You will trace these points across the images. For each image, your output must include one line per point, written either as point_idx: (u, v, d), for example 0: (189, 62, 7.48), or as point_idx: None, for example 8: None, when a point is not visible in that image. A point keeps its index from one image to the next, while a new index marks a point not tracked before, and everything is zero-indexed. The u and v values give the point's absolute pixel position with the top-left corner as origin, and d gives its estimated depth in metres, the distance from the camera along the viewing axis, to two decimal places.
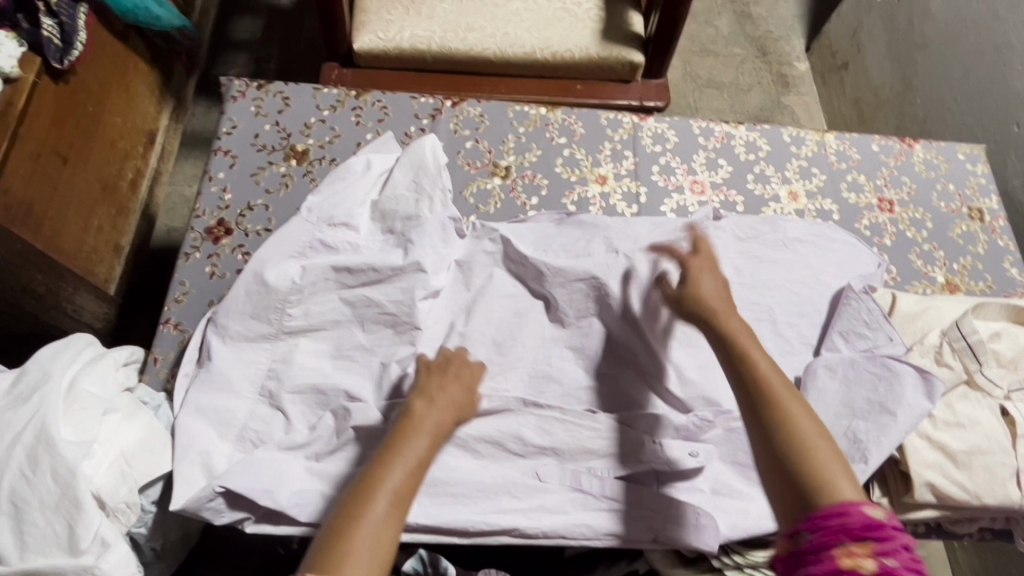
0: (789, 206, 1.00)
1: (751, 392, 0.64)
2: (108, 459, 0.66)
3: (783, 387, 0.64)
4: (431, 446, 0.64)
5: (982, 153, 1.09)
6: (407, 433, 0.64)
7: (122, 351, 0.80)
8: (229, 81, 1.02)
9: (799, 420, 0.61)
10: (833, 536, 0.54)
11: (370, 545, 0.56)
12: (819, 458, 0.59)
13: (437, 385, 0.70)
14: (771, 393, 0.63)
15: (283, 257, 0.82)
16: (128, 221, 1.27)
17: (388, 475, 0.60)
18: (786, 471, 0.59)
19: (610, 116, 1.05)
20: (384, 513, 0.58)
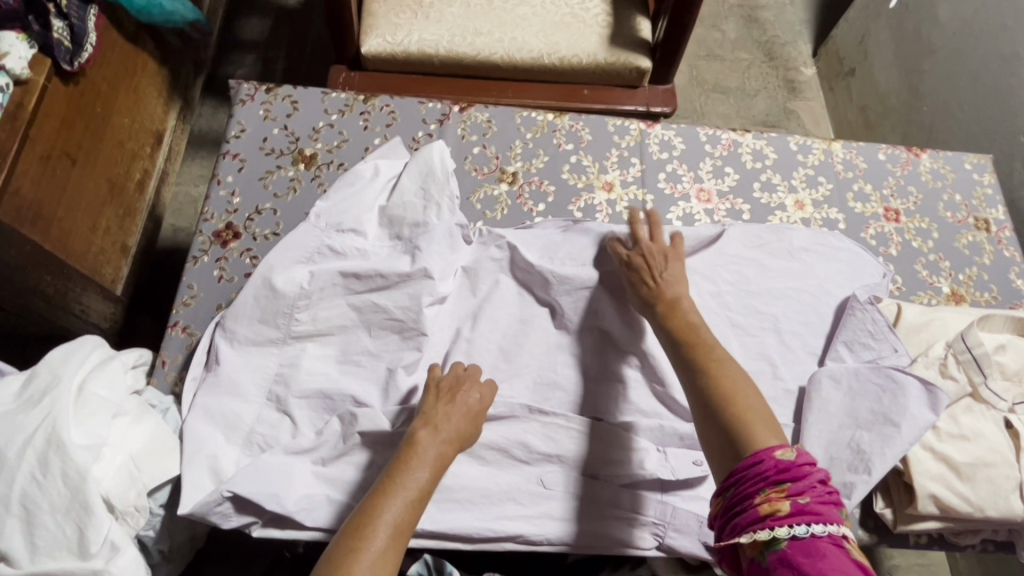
0: (795, 215, 1.01)
1: (687, 356, 0.70)
2: (117, 462, 0.67)
3: (720, 351, 0.70)
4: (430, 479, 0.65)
5: (989, 163, 1.09)
6: (408, 463, 0.65)
7: (131, 354, 0.81)
8: (238, 85, 1.03)
9: (730, 376, 0.67)
10: (751, 486, 0.56)
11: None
12: (742, 405, 0.63)
13: (442, 413, 0.71)
14: (705, 355, 0.69)
15: (291, 262, 0.82)
16: (134, 221, 1.27)
17: (387, 507, 0.61)
18: (711, 416, 0.64)
19: (617, 123, 1.05)
20: (383, 546, 0.59)
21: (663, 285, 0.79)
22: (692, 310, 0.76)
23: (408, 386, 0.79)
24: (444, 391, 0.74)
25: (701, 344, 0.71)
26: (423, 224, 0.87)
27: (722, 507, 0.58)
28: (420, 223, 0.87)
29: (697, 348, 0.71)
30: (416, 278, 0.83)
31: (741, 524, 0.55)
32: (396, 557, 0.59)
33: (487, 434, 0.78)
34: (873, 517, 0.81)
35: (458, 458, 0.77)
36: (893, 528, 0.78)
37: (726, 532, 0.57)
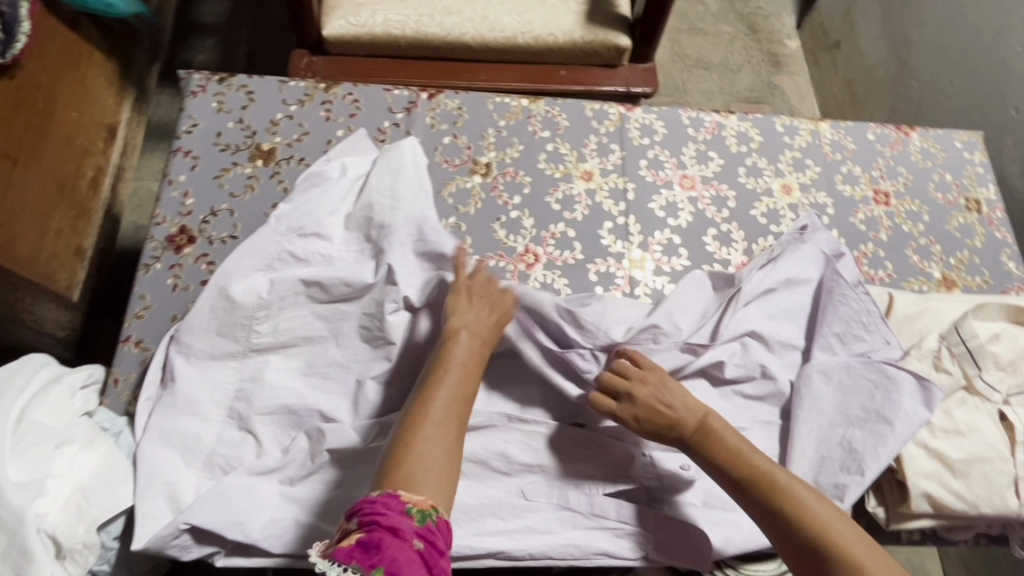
0: (782, 200, 0.96)
1: (754, 495, 0.65)
2: (64, 495, 0.64)
3: (782, 476, 0.65)
4: (470, 364, 0.68)
5: (980, 141, 1.05)
6: (448, 358, 0.68)
7: (79, 374, 0.76)
8: (189, 75, 0.96)
9: (808, 508, 0.63)
10: None
11: (434, 458, 0.59)
12: (839, 537, 0.61)
13: (473, 309, 0.73)
14: (774, 487, 0.65)
15: (246, 271, 0.77)
16: (90, 222, 1.20)
17: (437, 393, 0.64)
18: (812, 559, 0.61)
19: (595, 107, 1.00)
20: (440, 446, 0.60)
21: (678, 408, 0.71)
22: (730, 433, 0.69)
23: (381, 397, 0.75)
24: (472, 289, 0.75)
25: (763, 477, 0.65)
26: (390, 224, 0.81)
27: None
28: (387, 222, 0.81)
29: (759, 481, 0.65)
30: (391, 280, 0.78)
31: None
32: (455, 434, 0.62)
33: (464, 445, 0.74)
34: (866, 517, 0.79)
35: None
36: (886, 527, 0.76)
37: None
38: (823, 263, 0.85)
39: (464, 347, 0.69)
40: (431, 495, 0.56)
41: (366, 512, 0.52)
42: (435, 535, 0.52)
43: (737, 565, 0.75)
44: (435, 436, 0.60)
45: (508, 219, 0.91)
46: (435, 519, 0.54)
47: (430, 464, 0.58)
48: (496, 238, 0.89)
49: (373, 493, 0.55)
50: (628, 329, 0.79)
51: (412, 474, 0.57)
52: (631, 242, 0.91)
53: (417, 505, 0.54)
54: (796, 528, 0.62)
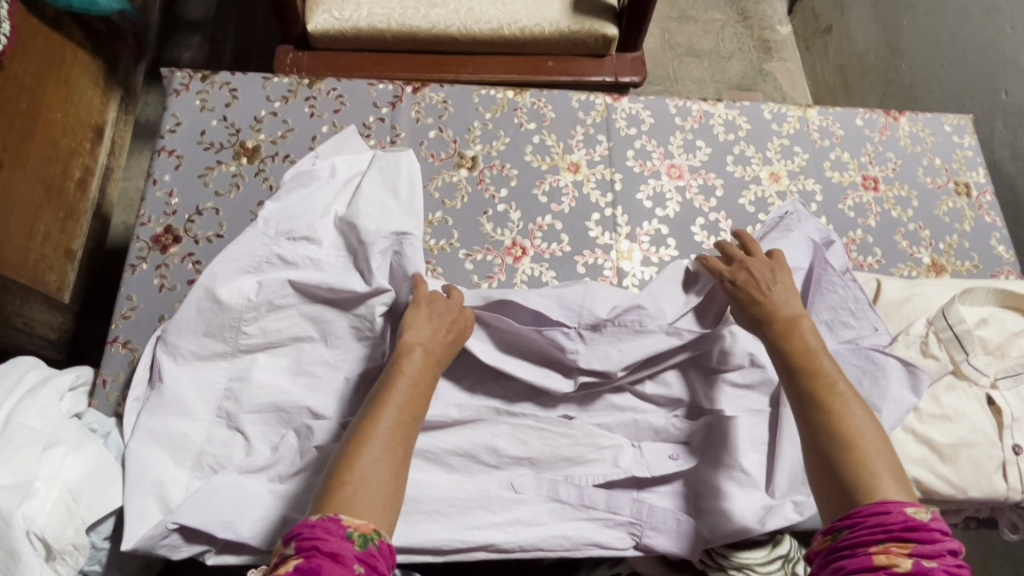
0: (770, 188, 0.96)
1: (801, 382, 0.64)
2: (53, 497, 0.64)
3: (840, 382, 0.63)
4: (425, 380, 0.64)
5: (970, 124, 1.05)
6: (402, 371, 0.64)
7: (67, 376, 0.76)
8: (171, 73, 0.95)
9: (847, 414, 0.60)
10: (871, 533, 0.52)
11: (377, 478, 0.55)
12: (869, 453, 0.58)
13: (428, 322, 0.70)
14: (823, 384, 0.63)
15: (231, 274, 0.76)
16: (78, 223, 1.20)
17: (387, 408, 0.60)
18: (832, 466, 0.58)
19: (581, 98, 0.99)
20: (386, 462, 0.56)
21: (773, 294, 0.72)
22: (813, 334, 0.68)
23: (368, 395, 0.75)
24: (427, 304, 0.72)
25: (818, 373, 0.64)
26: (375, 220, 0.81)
27: (831, 542, 0.54)
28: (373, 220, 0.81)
29: (816, 376, 0.63)
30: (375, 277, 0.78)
31: (850, 567, 0.51)
32: (403, 454, 0.58)
33: (454, 440, 0.74)
34: None
35: (424, 467, 0.73)
36: None
37: (829, 566, 0.53)
38: (812, 250, 0.83)
39: (417, 363, 0.65)
40: (373, 518, 0.53)
41: (305, 536, 0.49)
42: (378, 559, 0.50)
43: (729, 554, 0.73)
44: (382, 458, 0.56)
45: (495, 212, 0.90)
46: (377, 543, 0.51)
47: (371, 486, 0.54)
48: (484, 232, 0.89)
49: (313, 516, 0.52)
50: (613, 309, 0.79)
51: (353, 496, 0.53)
52: (619, 234, 0.91)
53: (359, 529, 0.51)
54: (824, 427, 0.60)
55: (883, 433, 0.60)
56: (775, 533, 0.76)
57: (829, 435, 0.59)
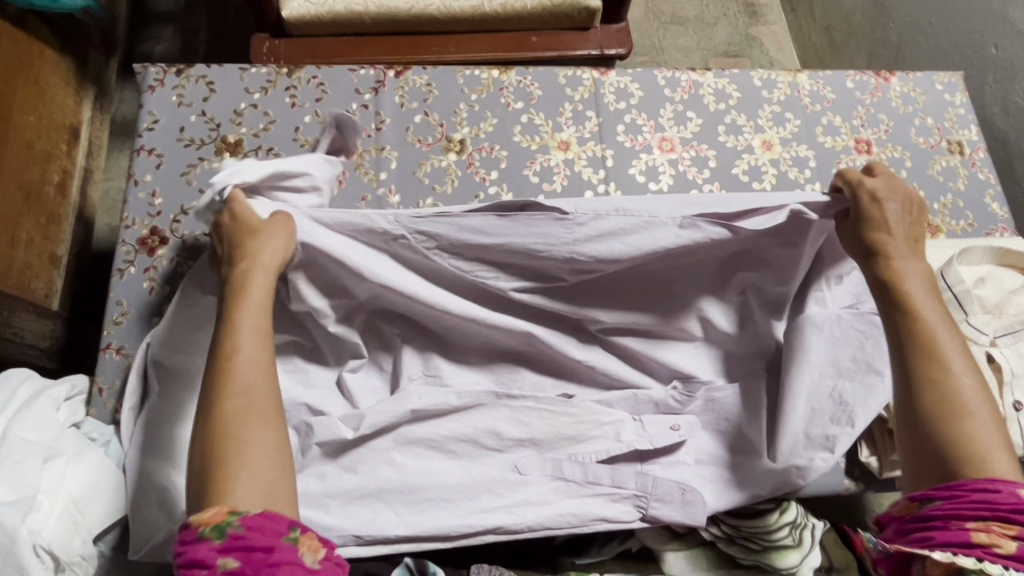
0: (763, 156, 0.95)
1: (907, 341, 0.59)
2: (57, 509, 0.63)
3: (952, 339, 0.58)
4: (261, 329, 0.58)
5: (961, 82, 1.04)
6: (236, 326, 0.57)
7: (62, 386, 0.75)
8: (144, 68, 0.92)
9: (956, 379, 0.56)
10: (971, 508, 0.49)
11: (253, 442, 0.51)
12: (975, 426, 0.54)
13: (257, 275, 0.62)
14: (929, 345, 0.58)
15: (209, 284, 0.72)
16: (61, 228, 1.17)
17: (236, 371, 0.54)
18: (931, 432, 0.54)
19: (568, 73, 0.97)
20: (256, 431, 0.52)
21: (890, 228, 0.66)
22: (923, 282, 0.62)
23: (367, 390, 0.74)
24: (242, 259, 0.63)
25: (927, 332, 0.58)
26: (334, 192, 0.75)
27: (917, 508, 0.53)
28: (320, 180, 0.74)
29: (917, 331, 0.59)
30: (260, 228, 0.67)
31: (938, 540, 0.50)
32: (272, 416, 0.53)
33: (456, 427, 0.74)
34: (860, 466, 0.80)
35: (428, 455, 0.73)
36: (880, 475, 0.78)
37: (910, 533, 0.52)
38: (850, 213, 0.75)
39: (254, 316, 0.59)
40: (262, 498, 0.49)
41: (179, 556, 0.46)
42: (251, 535, 0.45)
43: (733, 522, 0.77)
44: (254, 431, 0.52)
45: (486, 195, 0.89)
46: (239, 524, 0.46)
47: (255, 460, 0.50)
48: None
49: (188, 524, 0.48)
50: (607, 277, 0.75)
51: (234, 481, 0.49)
52: None
53: (212, 522, 0.46)
54: (929, 392, 0.56)
55: (991, 398, 0.56)
56: (780, 500, 0.77)
57: (929, 399, 0.55)
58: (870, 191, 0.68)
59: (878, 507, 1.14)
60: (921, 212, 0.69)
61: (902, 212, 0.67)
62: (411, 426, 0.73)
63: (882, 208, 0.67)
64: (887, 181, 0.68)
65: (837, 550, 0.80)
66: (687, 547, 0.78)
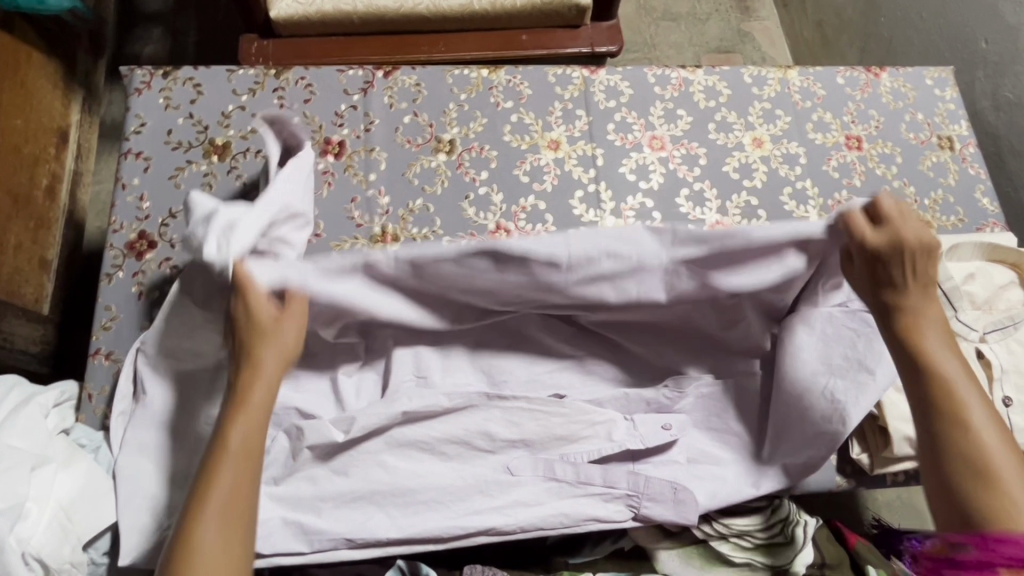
0: (754, 154, 0.95)
1: (925, 399, 0.60)
2: (46, 517, 0.63)
3: (972, 397, 0.59)
4: (257, 422, 0.59)
5: (951, 77, 1.03)
6: (232, 427, 0.58)
7: (51, 393, 0.75)
8: (131, 71, 0.91)
9: (979, 435, 0.57)
10: (999, 556, 0.53)
11: (216, 542, 0.53)
12: (1001, 481, 0.55)
13: (262, 371, 0.60)
14: (952, 402, 0.58)
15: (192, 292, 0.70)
16: (51, 232, 1.16)
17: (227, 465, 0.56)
18: (955, 489, 0.56)
19: (558, 72, 0.96)
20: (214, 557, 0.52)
21: (902, 285, 0.62)
22: (943, 335, 0.62)
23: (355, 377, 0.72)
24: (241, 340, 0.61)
25: (948, 387, 0.59)
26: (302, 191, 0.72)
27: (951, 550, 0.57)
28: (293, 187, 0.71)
29: (939, 387, 0.59)
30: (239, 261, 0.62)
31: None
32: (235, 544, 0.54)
33: (447, 429, 0.73)
34: (851, 463, 0.81)
35: (419, 457, 0.73)
36: (872, 471, 0.78)
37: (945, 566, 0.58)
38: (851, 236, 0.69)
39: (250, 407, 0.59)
40: None
41: None
42: None
43: (723, 520, 0.77)
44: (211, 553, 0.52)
45: (476, 195, 0.89)
46: None
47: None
48: (466, 216, 0.88)
49: None
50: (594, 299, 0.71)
51: None
52: (603, 210, 0.90)
53: None
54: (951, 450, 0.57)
55: (1015, 448, 0.58)
56: (773, 498, 0.78)
57: (951, 459, 0.57)
58: (878, 242, 0.62)
59: (871, 502, 1.15)
60: (935, 253, 0.62)
61: (916, 262, 0.62)
62: (403, 429, 0.73)
63: (887, 260, 0.62)
64: (896, 230, 0.62)
65: (829, 547, 0.80)
66: (681, 546, 0.78)
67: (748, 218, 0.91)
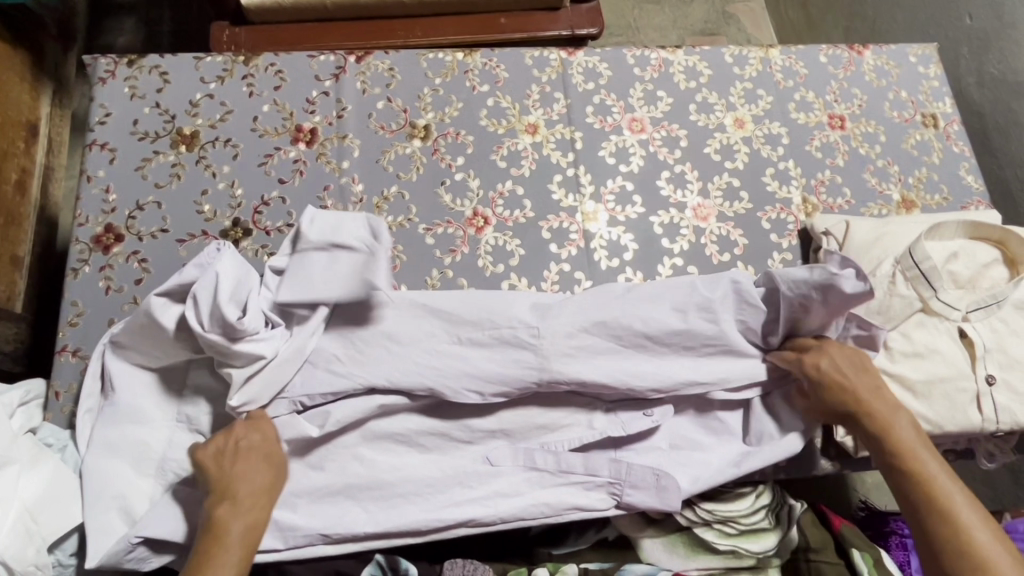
0: (736, 135, 0.93)
1: (908, 493, 0.64)
2: (9, 519, 0.61)
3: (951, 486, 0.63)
4: (256, 521, 0.62)
5: (934, 53, 1.02)
6: (225, 528, 0.61)
7: (15, 392, 0.72)
8: (95, 60, 0.89)
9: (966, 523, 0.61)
10: None
11: None
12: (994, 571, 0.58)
13: (255, 477, 0.64)
14: (930, 492, 0.63)
15: (177, 297, 0.68)
16: (22, 228, 1.14)
17: (223, 558, 0.59)
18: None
19: (534, 54, 0.94)
20: None
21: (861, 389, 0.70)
22: (910, 425, 0.68)
23: (331, 402, 0.70)
24: (235, 449, 0.65)
25: (927, 479, 0.64)
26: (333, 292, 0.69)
27: None
28: (309, 286, 0.70)
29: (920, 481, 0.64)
30: (242, 385, 0.67)
31: None
32: None
33: (422, 422, 0.72)
34: (835, 446, 0.80)
35: (396, 450, 0.72)
36: (856, 454, 0.76)
37: None
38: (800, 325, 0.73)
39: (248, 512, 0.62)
40: None
41: None
42: None
43: (707, 506, 0.76)
44: None
45: (452, 182, 0.87)
46: None
47: None
48: (443, 204, 0.86)
49: None
50: (570, 339, 0.71)
51: None
52: (583, 195, 0.88)
53: None
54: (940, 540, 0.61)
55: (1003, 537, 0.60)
56: (757, 483, 0.79)
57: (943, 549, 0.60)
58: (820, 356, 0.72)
59: (860, 484, 1.14)
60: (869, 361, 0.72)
61: (863, 370, 0.71)
62: (379, 421, 0.71)
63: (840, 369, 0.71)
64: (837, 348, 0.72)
65: (814, 531, 0.78)
66: (664, 534, 0.77)
67: (730, 200, 0.90)
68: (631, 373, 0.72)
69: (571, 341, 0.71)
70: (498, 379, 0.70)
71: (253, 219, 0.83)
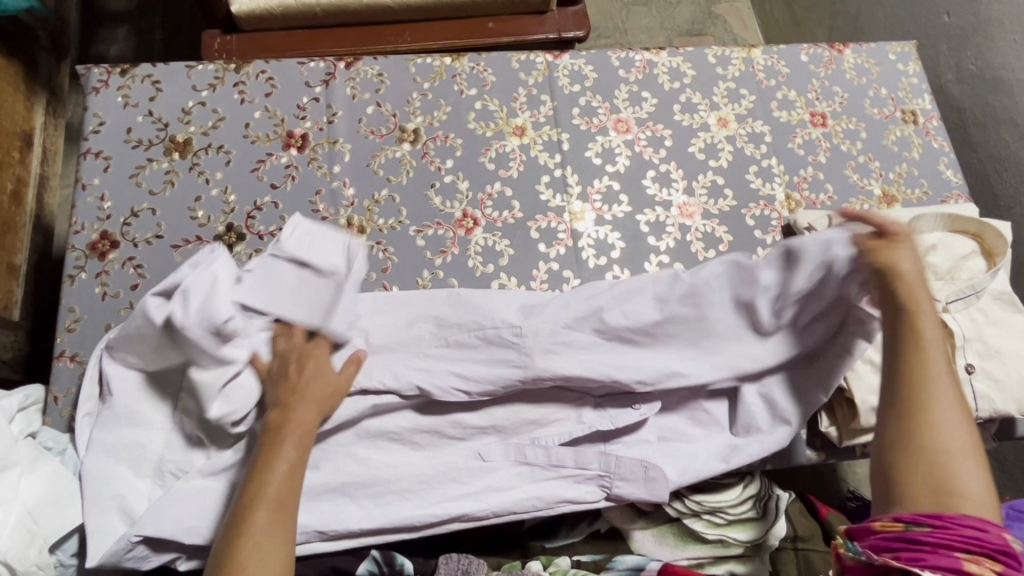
0: (720, 133, 0.95)
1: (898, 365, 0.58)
2: (10, 523, 0.63)
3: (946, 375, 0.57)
4: (311, 416, 0.65)
5: (914, 51, 1.04)
6: (286, 420, 0.63)
7: (15, 395, 0.74)
8: (87, 69, 0.90)
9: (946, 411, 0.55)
10: (961, 540, 0.49)
11: (271, 520, 0.57)
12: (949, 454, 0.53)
13: (312, 375, 0.67)
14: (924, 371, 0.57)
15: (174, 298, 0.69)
16: (18, 237, 1.15)
17: (282, 445, 0.61)
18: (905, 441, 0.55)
19: (521, 57, 0.96)
20: (268, 520, 0.57)
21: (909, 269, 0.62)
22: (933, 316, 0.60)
23: None
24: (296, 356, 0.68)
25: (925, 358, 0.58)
26: (302, 310, 0.71)
27: (905, 529, 0.51)
28: (273, 294, 0.70)
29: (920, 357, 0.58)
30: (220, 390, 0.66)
31: (931, 562, 0.48)
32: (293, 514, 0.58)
33: (415, 419, 0.73)
34: (820, 437, 0.82)
35: (390, 447, 0.73)
36: (840, 444, 0.78)
37: (893, 550, 0.51)
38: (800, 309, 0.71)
39: (306, 407, 0.65)
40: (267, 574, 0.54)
41: None
42: None
43: (694, 497, 0.78)
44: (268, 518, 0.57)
45: (442, 184, 0.88)
46: None
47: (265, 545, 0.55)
48: (433, 206, 0.87)
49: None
50: (557, 335, 0.73)
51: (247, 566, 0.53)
52: (570, 194, 0.90)
53: None
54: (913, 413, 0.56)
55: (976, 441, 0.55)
56: (745, 474, 0.80)
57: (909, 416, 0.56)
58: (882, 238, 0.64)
59: (848, 475, 1.16)
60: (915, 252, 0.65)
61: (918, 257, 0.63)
62: (373, 419, 0.73)
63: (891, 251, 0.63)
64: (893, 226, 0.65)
65: (802, 520, 0.81)
66: (654, 525, 0.78)
67: (715, 198, 0.91)
68: (619, 368, 0.73)
69: (559, 337, 0.73)
70: (489, 375, 0.71)
71: (247, 223, 0.85)
